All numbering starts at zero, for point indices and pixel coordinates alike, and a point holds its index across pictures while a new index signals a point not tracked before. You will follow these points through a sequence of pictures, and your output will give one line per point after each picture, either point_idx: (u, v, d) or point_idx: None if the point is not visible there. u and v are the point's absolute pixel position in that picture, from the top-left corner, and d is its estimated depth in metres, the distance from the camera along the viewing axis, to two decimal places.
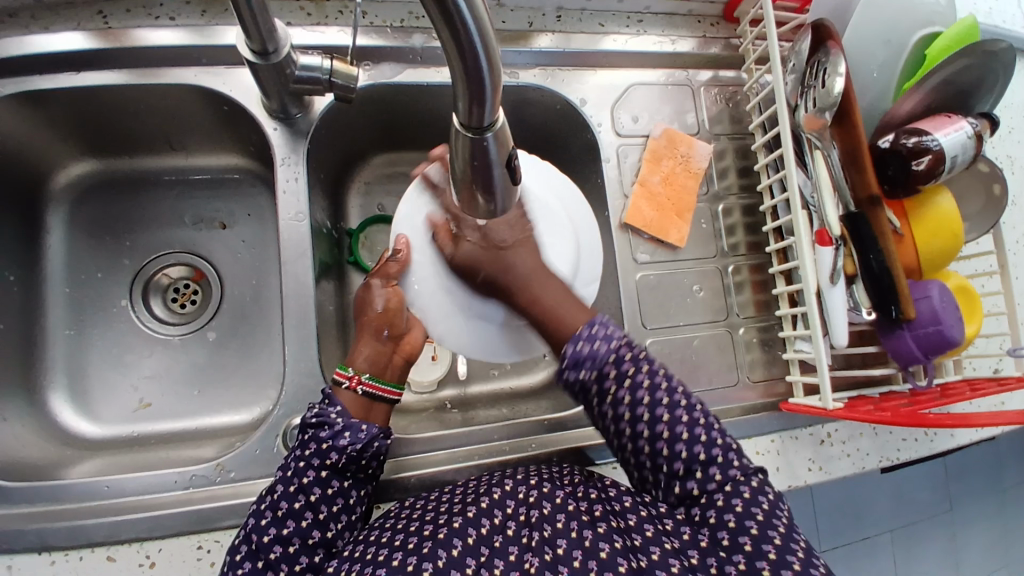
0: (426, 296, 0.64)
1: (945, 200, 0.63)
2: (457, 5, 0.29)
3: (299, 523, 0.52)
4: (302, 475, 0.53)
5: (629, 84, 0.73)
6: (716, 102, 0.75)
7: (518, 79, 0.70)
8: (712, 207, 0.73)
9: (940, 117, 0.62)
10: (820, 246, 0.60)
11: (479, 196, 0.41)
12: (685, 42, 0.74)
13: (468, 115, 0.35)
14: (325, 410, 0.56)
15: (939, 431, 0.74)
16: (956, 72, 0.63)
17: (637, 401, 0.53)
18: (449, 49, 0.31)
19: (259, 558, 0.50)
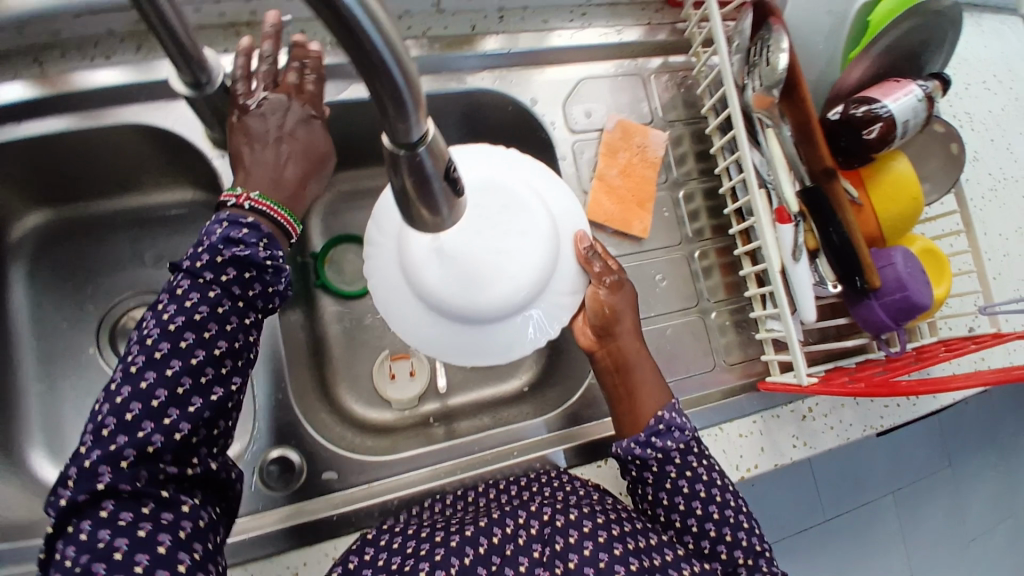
0: (390, 279, 0.63)
1: (901, 164, 0.63)
2: (356, 18, 0.28)
3: (218, 318, 0.47)
4: (221, 270, 0.47)
5: (579, 78, 0.73)
6: (668, 89, 0.75)
7: (466, 84, 0.69)
8: (672, 193, 0.73)
9: (892, 83, 0.61)
10: (778, 224, 0.60)
11: (424, 212, 0.41)
12: (631, 31, 0.74)
13: (396, 131, 0.34)
14: (249, 236, 0.49)
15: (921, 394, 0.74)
16: (903, 34, 0.62)
17: (696, 478, 0.59)
18: (359, 67, 0.31)
19: (174, 330, 0.45)
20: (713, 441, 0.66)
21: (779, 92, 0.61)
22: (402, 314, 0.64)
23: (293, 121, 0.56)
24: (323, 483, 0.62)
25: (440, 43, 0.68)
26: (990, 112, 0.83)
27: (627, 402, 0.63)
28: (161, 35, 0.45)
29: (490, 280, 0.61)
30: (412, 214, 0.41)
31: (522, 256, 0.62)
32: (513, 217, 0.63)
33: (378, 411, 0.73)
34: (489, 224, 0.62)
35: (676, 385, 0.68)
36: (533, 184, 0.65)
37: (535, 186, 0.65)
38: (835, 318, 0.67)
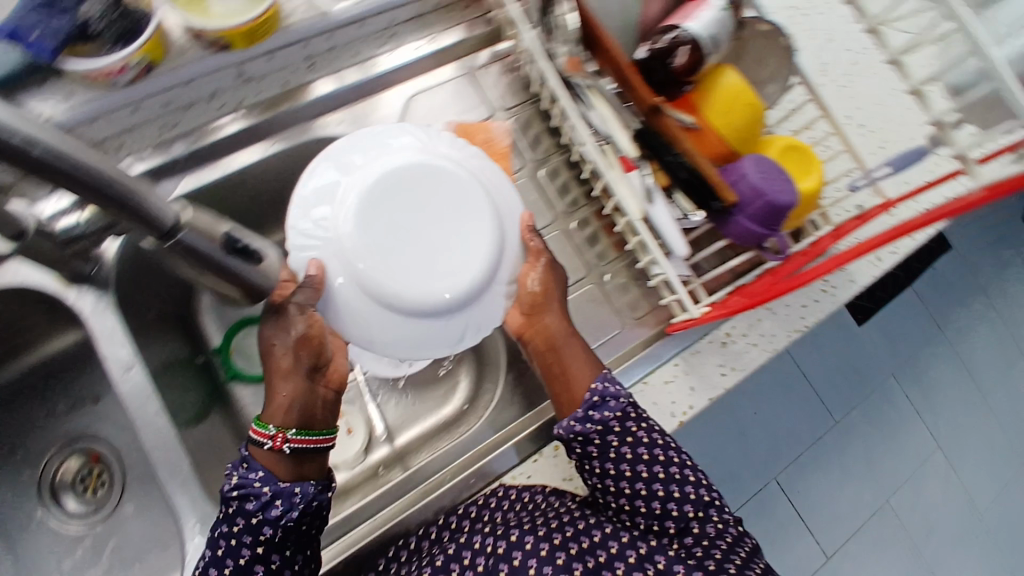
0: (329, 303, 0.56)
1: (730, 77, 0.62)
2: (48, 162, 0.39)
3: (250, 553, 0.53)
4: (235, 520, 0.54)
5: (409, 96, 0.73)
6: (502, 77, 0.75)
7: (297, 140, 0.70)
8: (535, 176, 0.74)
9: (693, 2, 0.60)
10: (627, 173, 0.62)
11: (216, 273, 0.51)
12: (445, 35, 0.74)
13: (153, 230, 0.46)
14: (245, 477, 0.55)
15: (838, 281, 0.74)
16: None
17: (637, 441, 0.61)
18: (94, 200, 0.43)
19: (222, 564, 0.53)
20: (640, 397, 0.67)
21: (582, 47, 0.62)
22: (356, 324, 0.56)
23: (271, 325, 0.58)
24: None
25: (260, 110, 0.68)
26: None
27: (556, 386, 0.64)
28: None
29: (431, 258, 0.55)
30: (217, 278, 0.51)
31: (467, 233, 0.56)
32: (453, 195, 0.56)
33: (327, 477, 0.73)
34: (432, 196, 0.56)
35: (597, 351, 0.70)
36: (456, 155, 0.60)
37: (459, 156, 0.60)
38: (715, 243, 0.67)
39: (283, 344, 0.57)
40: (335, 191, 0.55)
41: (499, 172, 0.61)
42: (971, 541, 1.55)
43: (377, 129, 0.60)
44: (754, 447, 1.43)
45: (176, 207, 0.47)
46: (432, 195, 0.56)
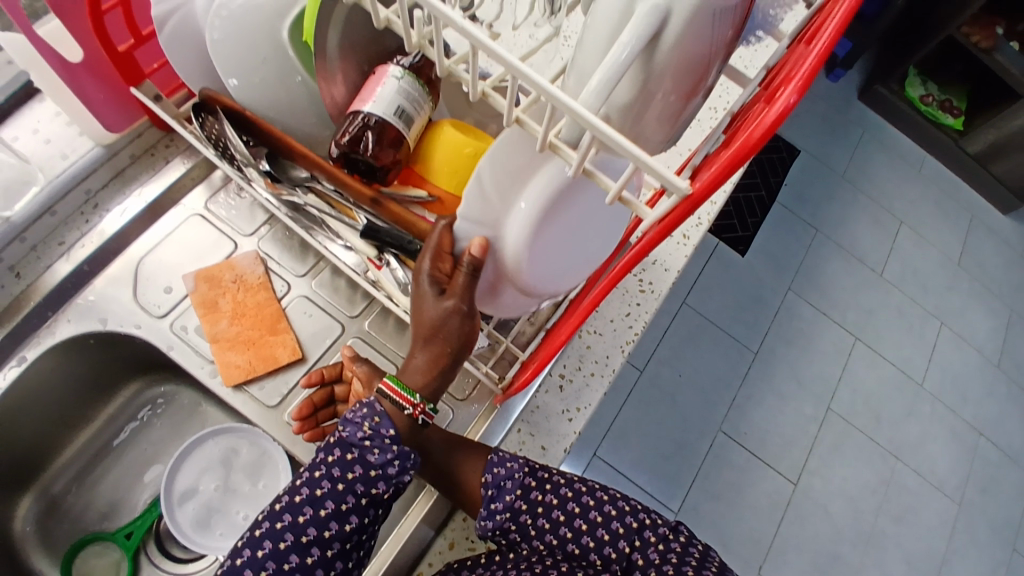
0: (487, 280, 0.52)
1: (450, 132, 0.56)
2: None
3: (339, 508, 0.51)
4: (348, 469, 0.51)
5: (140, 258, 0.68)
6: (236, 201, 0.70)
7: (29, 359, 0.65)
8: (309, 288, 0.67)
9: (369, 78, 0.53)
10: (377, 269, 0.61)
11: None
12: (149, 187, 0.70)
13: None
14: (373, 426, 0.51)
15: (653, 275, 0.72)
16: (342, 33, 0.55)
17: (549, 508, 0.60)
18: None
19: (316, 508, 0.50)
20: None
21: (267, 166, 0.62)
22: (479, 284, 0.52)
23: (425, 300, 0.49)
24: None
25: None
26: None
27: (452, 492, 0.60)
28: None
29: (561, 246, 0.51)
30: None
31: (577, 254, 0.53)
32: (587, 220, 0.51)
33: None
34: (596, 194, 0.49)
35: None
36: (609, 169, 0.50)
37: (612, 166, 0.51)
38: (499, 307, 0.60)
39: (419, 319, 0.50)
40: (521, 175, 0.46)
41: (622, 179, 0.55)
42: (924, 406, 1.58)
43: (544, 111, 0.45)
44: (687, 406, 1.44)
45: None
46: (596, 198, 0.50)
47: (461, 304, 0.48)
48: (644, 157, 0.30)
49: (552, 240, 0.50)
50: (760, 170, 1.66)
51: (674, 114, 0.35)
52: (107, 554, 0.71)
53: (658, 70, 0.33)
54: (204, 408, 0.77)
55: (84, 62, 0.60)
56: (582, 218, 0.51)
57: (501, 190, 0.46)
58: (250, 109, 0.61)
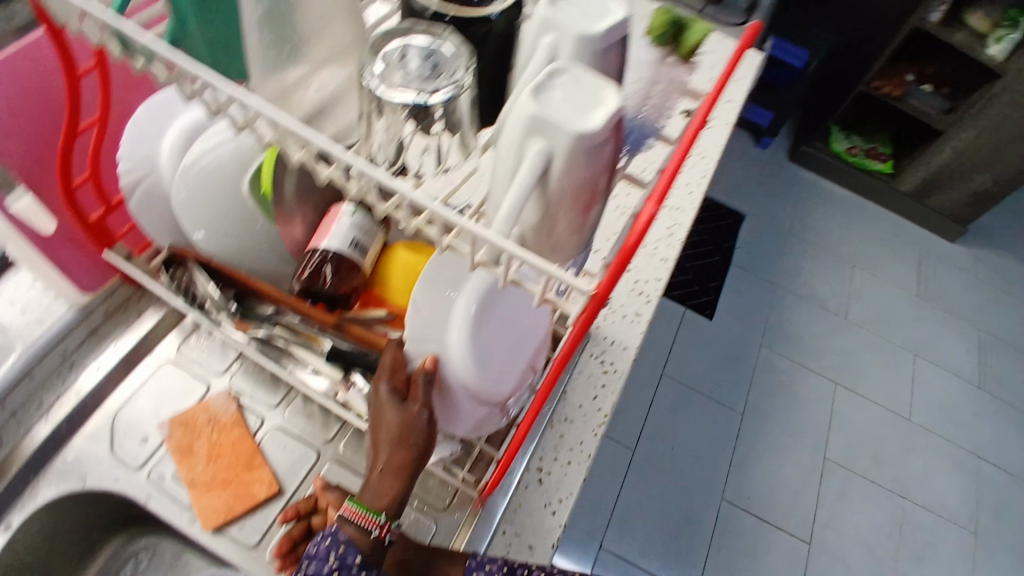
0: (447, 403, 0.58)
1: (401, 255, 0.61)
2: None
3: None
4: None
5: (116, 411, 0.69)
6: (207, 343, 0.73)
7: (7, 528, 0.64)
8: (284, 417, 0.69)
9: (326, 216, 0.58)
10: (348, 391, 0.64)
11: None
12: (122, 339, 0.72)
13: None
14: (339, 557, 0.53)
15: (613, 356, 0.76)
16: (296, 181, 0.60)
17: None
18: None
19: None
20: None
21: (235, 305, 0.66)
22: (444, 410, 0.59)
23: (388, 408, 0.54)
24: None
25: None
26: None
27: None
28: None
29: (500, 356, 0.58)
30: None
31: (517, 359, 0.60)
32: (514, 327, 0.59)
33: None
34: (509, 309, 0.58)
35: None
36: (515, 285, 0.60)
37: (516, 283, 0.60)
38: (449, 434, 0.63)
39: (377, 430, 0.55)
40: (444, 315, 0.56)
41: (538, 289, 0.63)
42: (918, 439, 1.58)
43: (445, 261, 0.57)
44: (685, 477, 1.42)
45: None
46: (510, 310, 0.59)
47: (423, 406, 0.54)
48: (550, 270, 0.36)
49: (489, 354, 0.58)
50: (711, 237, 1.76)
51: (579, 226, 0.42)
52: None
53: (553, 195, 0.39)
54: (188, 556, 0.75)
55: (58, 233, 0.65)
56: (509, 328, 0.59)
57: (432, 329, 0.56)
58: (215, 259, 0.65)
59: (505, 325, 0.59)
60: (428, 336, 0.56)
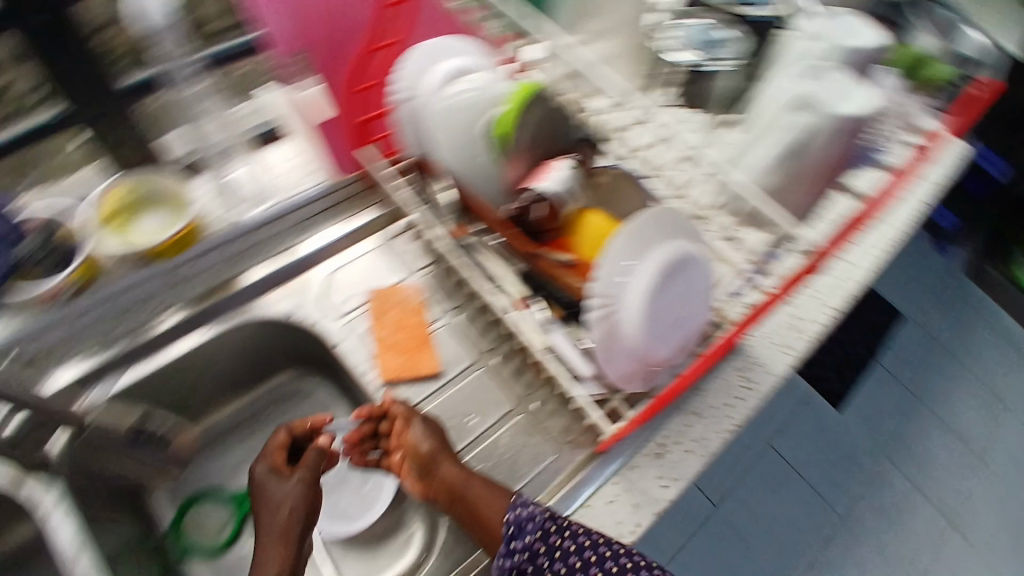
0: (607, 347, 0.63)
1: (594, 218, 0.70)
2: None
3: None
4: None
5: (332, 270, 0.82)
6: (412, 243, 0.83)
7: (229, 323, 0.78)
8: (455, 319, 0.79)
9: (540, 167, 0.70)
10: (522, 311, 0.68)
11: None
12: (357, 215, 0.84)
13: None
14: None
15: (757, 374, 0.78)
16: (535, 128, 0.71)
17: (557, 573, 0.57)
18: None
19: None
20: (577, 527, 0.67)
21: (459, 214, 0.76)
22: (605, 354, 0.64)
23: (273, 485, 0.67)
24: None
25: (195, 301, 0.77)
26: None
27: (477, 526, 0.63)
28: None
29: (663, 320, 0.64)
30: None
31: (674, 329, 0.66)
32: (680, 298, 0.65)
33: None
34: (681, 281, 0.65)
35: (531, 487, 0.70)
36: (692, 263, 0.66)
37: (694, 262, 0.66)
38: (585, 365, 0.66)
39: (272, 500, 0.66)
40: (629, 265, 0.63)
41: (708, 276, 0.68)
42: None
43: (642, 224, 0.64)
44: (756, 552, 1.38)
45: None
46: (682, 283, 0.65)
47: (287, 497, 0.66)
48: None
49: (656, 313, 0.63)
50: (863, 329, 1.67)
51: None
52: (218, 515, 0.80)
53: None
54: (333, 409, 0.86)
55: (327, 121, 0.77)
56: (676, 298, 0.65)
57: (617, 274, 0.63)
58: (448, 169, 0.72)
59: (675, 294, 0.65)
60: (613, 282, 0.62)
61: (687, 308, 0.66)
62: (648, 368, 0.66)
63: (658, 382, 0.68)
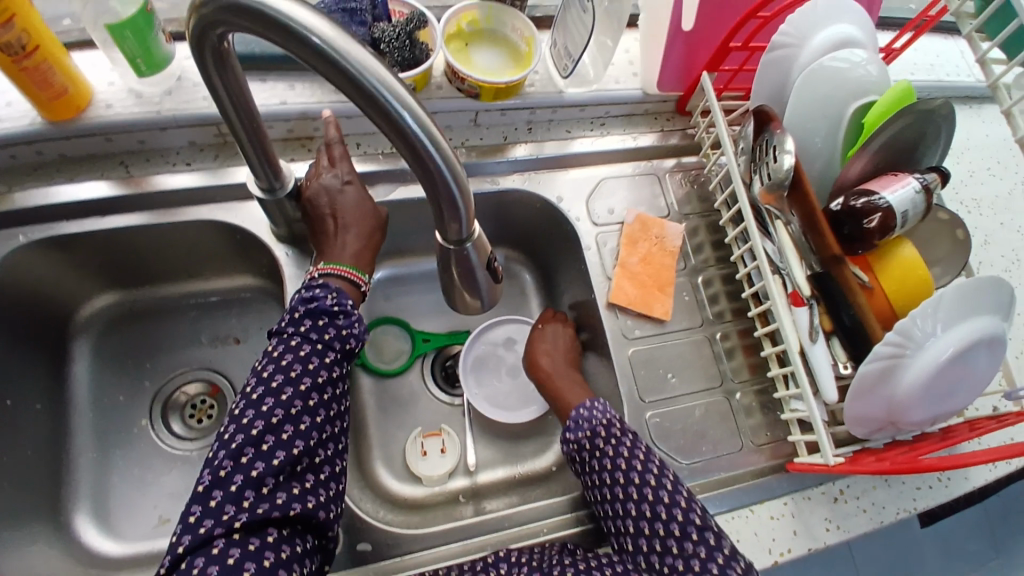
0: (871, 382, 0.60)
1: (907, 250, 0.64)
2: (420, 142, 0.36)
3: (322, 359, 0.54)
4: (325, 330, 0.54)
5: (599, 178, 0.80)
6: (682, 185, 0.82)
7: (499, 185, 0.77)
8: (691, 279, 0.77)
9: (891, 176, 0.64)
10: (795, 307, 0.64)
11: (467, 295, 0.48)
12: (646, 137, 0.82)
13: (265, 182, 0.57)
14: (303, 295, 0.56)
15: (952, 474, 0.73)
16: (897, 133, 0.65)
17: (608, 468, 0.60)
18: (390, 136, 0.36)
19: (315, 343, 0.54)
20: (727, 527, 0.65)
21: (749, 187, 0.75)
22: (864, 385, 0.60)
23: (332, 190, 0.60)
24: (358, 555, 0.62)
25: (476, 152, 0.76)
26: (994, 197, 0.90)
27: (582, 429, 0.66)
28: (237, 128, 0.49)
29: (934, 387, 0.60)
30: (458, 297, 0.48)
31: (934, 400, 0.62)
32: (960, 375, 0.61)
33: (407, 487, 0.74)
34: (972, 359, 0.60)
35: (704, 466, 0.68)
36: (990, 348, 0.61)
37: (991, 348, 0.61)
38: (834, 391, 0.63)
39: (340, 208, 0.60)
40: (943, 320, 0.58)
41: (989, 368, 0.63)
42: None
43: (978, 287, 0.58)
44: None
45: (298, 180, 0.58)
46: (971, 362, 0.61)
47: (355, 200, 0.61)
48: None
49: (936, 377, 0.59)
50: None
51: None
52: (399, 342, 0.82)
53: None
54: (528, 301, 0.87)
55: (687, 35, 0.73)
56: (957, 374, 0.61)
57: (927, 322, 0.58)
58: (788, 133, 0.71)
59: (960, 370, 0.60)
60: (917, 329, 0.58)
61: (956, 387, 0.62)
62: (889, 418, 0.64)
63: (874, 431, 0.65)
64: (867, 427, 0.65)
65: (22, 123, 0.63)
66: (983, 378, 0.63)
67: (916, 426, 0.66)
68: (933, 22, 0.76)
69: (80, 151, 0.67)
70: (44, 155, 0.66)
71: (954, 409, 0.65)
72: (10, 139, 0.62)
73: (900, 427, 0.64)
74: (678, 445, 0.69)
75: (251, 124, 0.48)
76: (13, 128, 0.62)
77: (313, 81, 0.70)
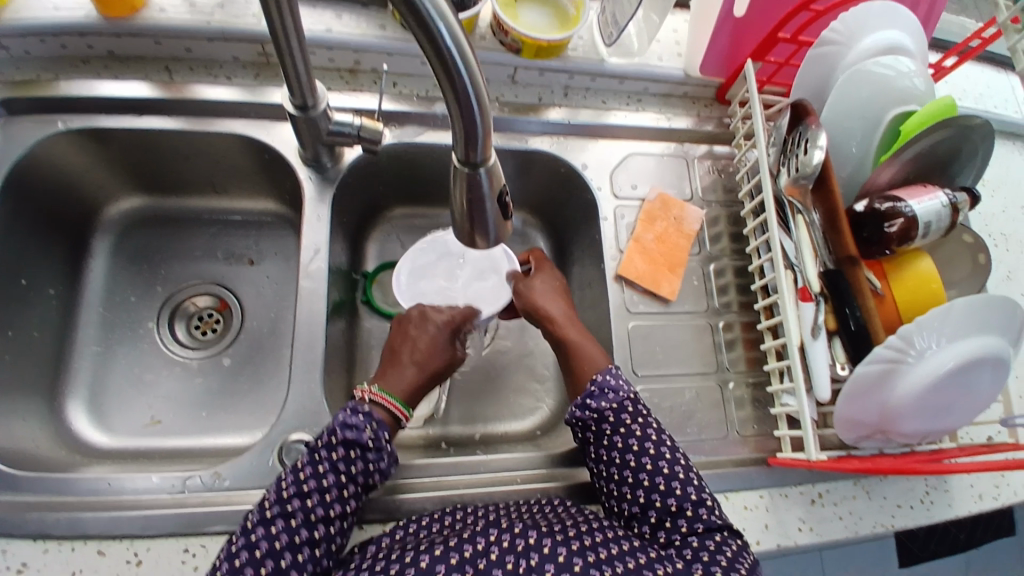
0: (863, 387, 0.60)
1: (925, 263, 0.64)
2: (451, 56, 0.36)
3: (342, 500, 0.54)
4: (352, 465, 0.55)
5: (628, 153, 0.80)
6: (709, 173, 0.81)
7: (527, 144, 0.77)
8: (703, 266, 0.77)
9: (919, 186, 0.63)
10: (802, 302, 0.64)
11: (474, 229, 0.48)
12: (680, 119, 0.82)
13: (297, 98, 0.58)
14: (353, 419, 0.57)
15: (936, 499, 0.71)
16: (933, 144, 0.64)
17: (626, 448, 0.60)
18: (424, 46, 0.37)
19: (348, 446, 0.56)
20: None
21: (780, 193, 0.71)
22: (856, 390, 0.60)
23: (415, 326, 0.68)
24: None
25: (508, 108, 0.76)
26: None
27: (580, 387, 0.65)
28: (280, 44, 0.50)
29: (929, 400, 0.60)
30: (467, 231, 0.49)
31: (928, 413, 0.61)
32: (958, 392, 0.60)
33: None
34: (973, 376, 0.59)
35: (685, 447, 0.69)
36: (994, 366, 0.60)
37: (996, 367, 0.60)
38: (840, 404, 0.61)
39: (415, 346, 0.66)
40: (946, 333, 0.58)
41: (993, 389, 0.62)
42: None
43: (992, 303, 0.57)
44: None
45: (324, 97, 0.60)
46: (972, 379, 0.60)
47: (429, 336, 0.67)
48: None
49: (931, 390, 0.59)
50: None
51: None
52: None
53: None
54: None
55: (736, 19, 0.71)
56: (955, 390, 0.60)
57: (929, 333, 0.57)
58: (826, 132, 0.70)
59: (958, 387, 0.60)
60: (919, 337, 0.57)
61: (953, 403, 0.61)
62: (878, 426, 0.63)
63: (862, 439, 0.65)
64: (856, 434, 0.65)
65: (79, 13, 0.65)
66: (984, 398, 0.62)
67: (908, 440, 0.65)
68: (982, 48, 0.72)
69: (129, 50, 0.69)
70: (95, 49, 0.68)
71: (951, 427, 0.64)
72: (66, 27, 0.65)
73: (890, 437, 0.64)
74: (664, 424, 0.69)
75: (296, 42, 0.50)
76: (69, 17, 0.65)
77: (360, 14, 0.71)
